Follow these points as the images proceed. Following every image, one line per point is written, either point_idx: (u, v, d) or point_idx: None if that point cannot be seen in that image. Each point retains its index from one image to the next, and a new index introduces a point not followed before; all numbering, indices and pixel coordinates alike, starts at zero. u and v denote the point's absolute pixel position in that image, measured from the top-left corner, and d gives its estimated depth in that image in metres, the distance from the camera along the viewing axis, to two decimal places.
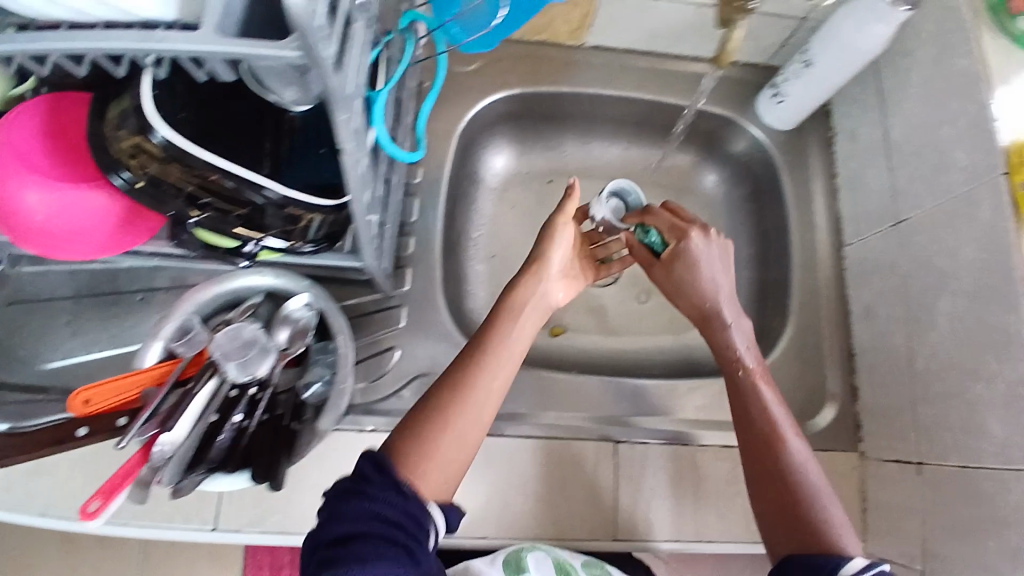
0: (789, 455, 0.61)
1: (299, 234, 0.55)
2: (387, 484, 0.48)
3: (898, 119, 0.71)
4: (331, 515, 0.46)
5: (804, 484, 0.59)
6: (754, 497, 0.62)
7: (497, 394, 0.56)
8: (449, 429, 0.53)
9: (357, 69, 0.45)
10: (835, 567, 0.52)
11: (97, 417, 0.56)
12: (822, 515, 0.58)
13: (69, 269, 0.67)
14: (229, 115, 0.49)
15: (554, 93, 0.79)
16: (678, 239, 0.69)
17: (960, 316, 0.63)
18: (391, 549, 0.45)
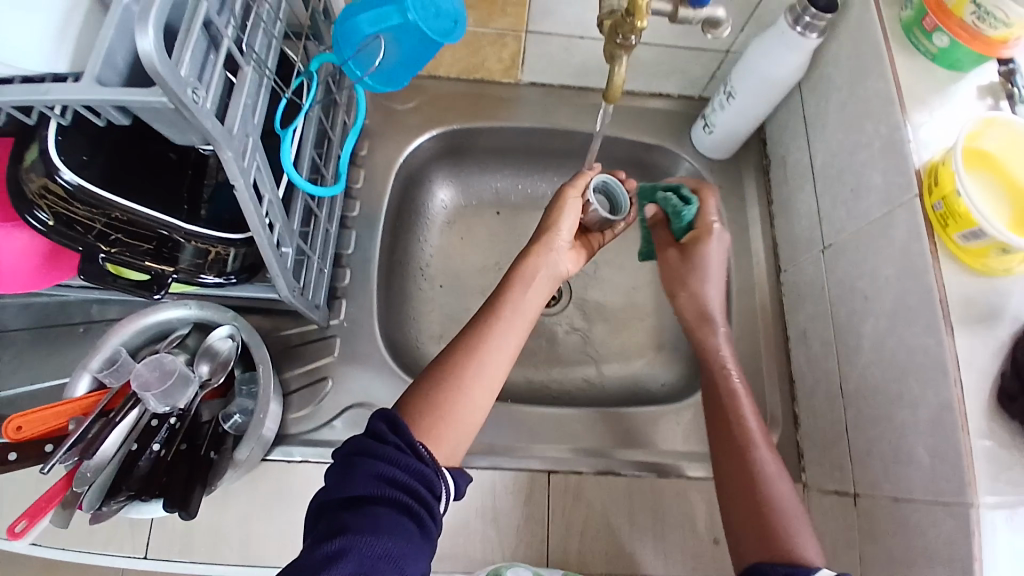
0: (758, 467, 0.60)
1: (213, 268, 0.57)
2: (401, 446, 0.53)
3: (823, 144, 0.71)
4: (345, 474, 0.51)
5: (772, 496, 0.58)
6: (725, 508, 0.60)
7: (506, 362, 0.62)
8: (464, 385, 0.60)
9: (245, 114, 0.48)
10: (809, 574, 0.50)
11: (28, 443, 0.56)
12: (792, 527, 0.56)
13: (22, 303, 0.70)
14: (135, 160, 0.52)
15: (492, 128, 0.81)
16: (704, 238, 0.72)
17: (881, 339, 0.62)
18: (405, 509, 0.49)
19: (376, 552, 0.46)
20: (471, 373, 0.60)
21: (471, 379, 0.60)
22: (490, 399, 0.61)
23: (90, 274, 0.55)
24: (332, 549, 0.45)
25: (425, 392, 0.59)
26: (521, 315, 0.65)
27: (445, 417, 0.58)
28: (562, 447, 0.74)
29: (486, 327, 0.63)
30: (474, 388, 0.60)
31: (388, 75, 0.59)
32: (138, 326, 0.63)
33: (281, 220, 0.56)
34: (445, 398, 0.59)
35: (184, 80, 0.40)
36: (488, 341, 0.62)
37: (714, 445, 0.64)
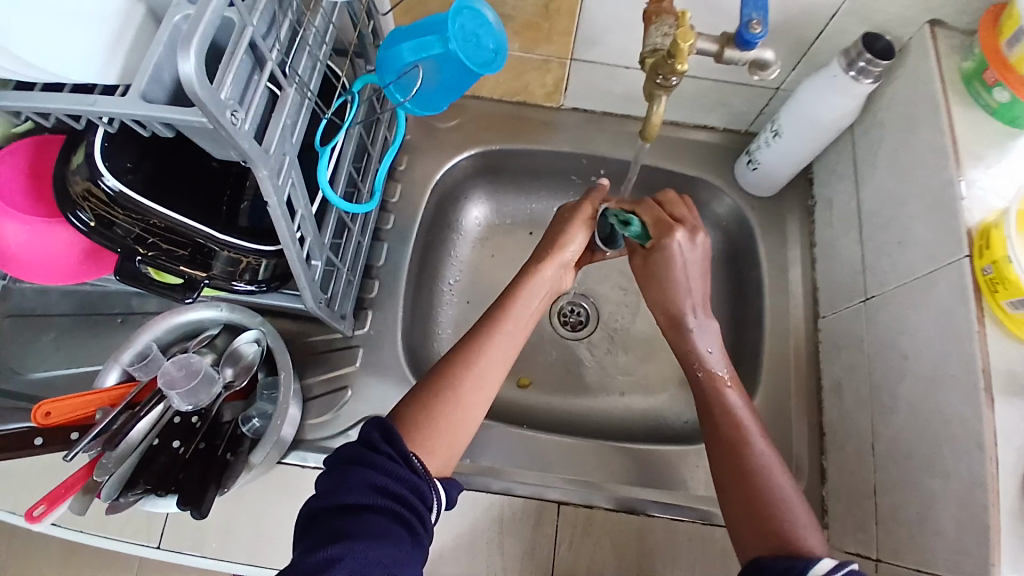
0: (755, 460, 0.60)
1: (244, 276, 0.58)
2: (394, 456, 0.54)
3: (869, 191, 0.69)
4: (338, 481, 0.52)
5: (770, 487, 0.58)
6: (723, 505, 0.60)
7: (499, 373, 0.64)
8: (459, 392, 0.61)
9: (284, 135, 0.49)
10: (803, 567, 0.49)
11: (54, 429, 0.59)
12: (791, 518, 0.56)
13: (66, 291, 0.74)
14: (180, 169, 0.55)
15: (530, 150, 0.83)
16: (660, 235, 0.67)
17: (919, 401, 0.59)
18: (397, 517, 0.50)
19: (370, 560, 0.46)
20: (466, 385, 0.62)
21: (465, 391, 0.61)
22: (482, 411, 0.62)
23: (126, 276, 0.56)
24: (328, 555, 0.46)
25: (419, 402, 0.60)
26: (516, 327, 0.66)
27: (440, 428, 0.59)
28: (575, 477, 0.73)
29: (482, 340, 0.64)
30: (469, 399, 0.61)
31: (427, 99, 0.60)
32: (170, 323, 0.65)
33: (312, 234, 0.57)
34: (439, 409, 0.60)
35: (226, 102, 0.42)
36: (484, 354, 0.63)
37: (708, 442, 0.63)
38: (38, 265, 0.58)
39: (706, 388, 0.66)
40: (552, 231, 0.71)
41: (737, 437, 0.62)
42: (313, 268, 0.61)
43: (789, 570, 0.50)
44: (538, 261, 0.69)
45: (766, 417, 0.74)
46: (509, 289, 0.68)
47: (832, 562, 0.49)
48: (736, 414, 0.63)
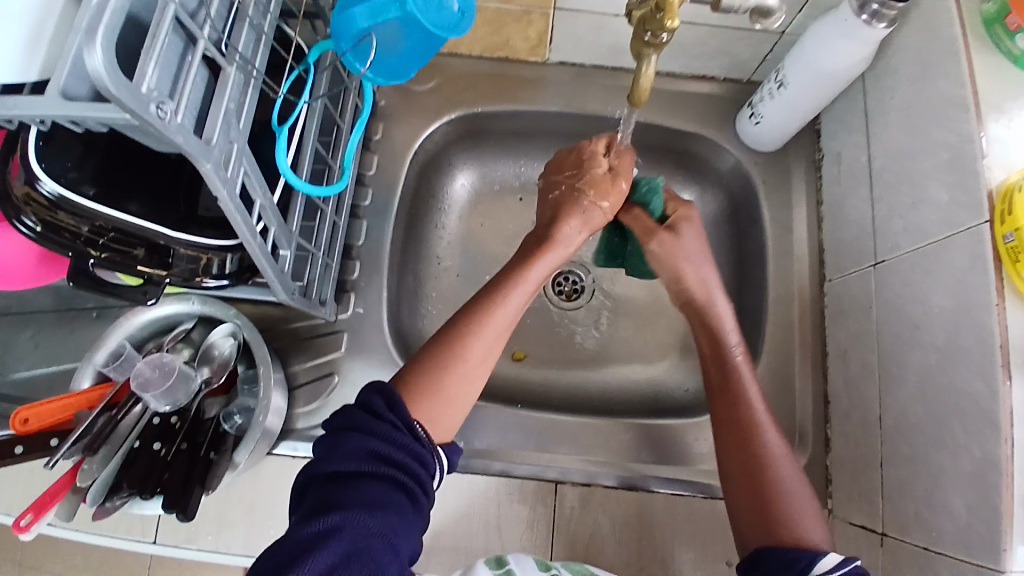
0: (764, 448, 0.57)
1: (209, 271, 0.56)
2: (397, 423, 0.49)
3: (885, 145, 0.64)
4: (333, 448, 0.47)
5: (772, 472, 0.56)
6: (728, 492, 0.57)
7: (503, 341, 0.59)
8: (464, 358, 0.55)
9: (228, 123, 0.44)
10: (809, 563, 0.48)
11: (34, 436, 0.56)
12: (796, 511, 0.53)
13: (54, 287, 0.69)
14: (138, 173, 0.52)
15: (518, 111, 0.78)
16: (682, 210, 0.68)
17: (929, 374, 0.56)
18: (399, 486, 0.46)
19: (371, 530, 0.42)
20: (475, 349, 0.56)
21: (471, 356, 0.56)
22: (482, 378, 0.57)
23: (78, 280, 0.55)
24: (325, 526, 0.41)
25: (423, 370, 0.55)
26: (528, 295, 0.60)
27: (443, 397, 0.54)
28: (573, 456, 0.71)
29: (491, 299, 0.58)
30: (475, 367, 0.56)
31: (390, 64, 0.54)
32: (138, 322, 0.62)
33: (276, 224, 0.53)
34: (444, 377, 0.54)
35: (149, 95, 0.37)
36: (494, 315, 0.57)
37: (714, 425, 0.60)
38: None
39: (720, 368, 0.62)
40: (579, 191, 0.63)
41: (747, 425, 0.58)
42: (281, 259, 0.57)
43: (791, 567, 0.49)
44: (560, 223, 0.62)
45: (769, 385, 0.71)
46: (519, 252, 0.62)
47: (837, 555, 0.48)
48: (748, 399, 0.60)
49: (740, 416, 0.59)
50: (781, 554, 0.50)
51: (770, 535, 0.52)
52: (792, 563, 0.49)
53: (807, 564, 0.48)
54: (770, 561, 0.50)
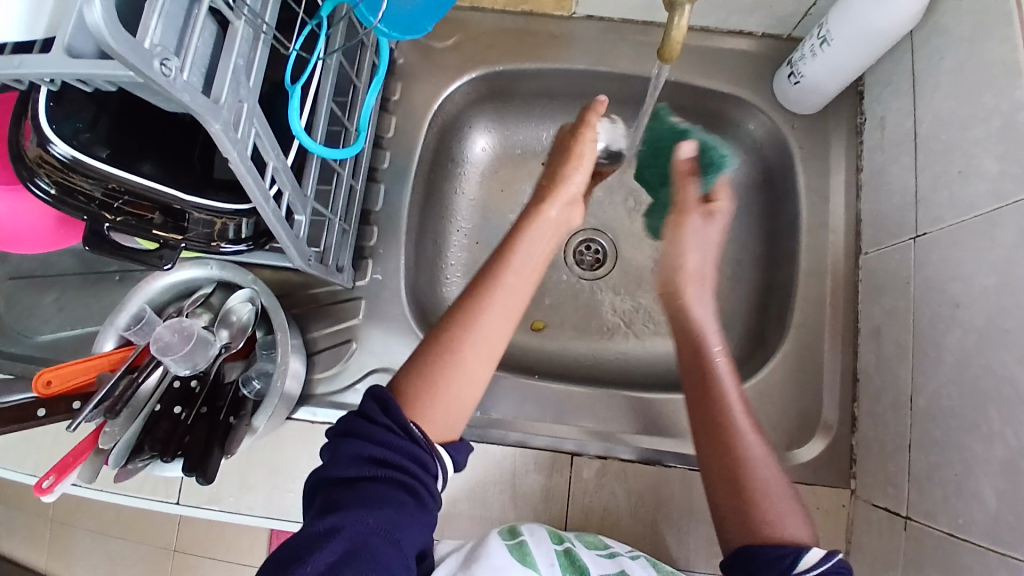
0: (746, 453, 0.53)
1: (226, 236, 0.56)
2: (392, 426, 0.47)
3: (934, 109, 0.60)
4: (333, 455, 0.47)
5: (753, 477, 0.53)
6: (709, 494, 0.55)
7: (510, 326, 0.52)
8: (459, 354, 0.50)
9: (237, 80, 0.43)
10: (792, 560, 0.48)
11: (55, 400, 0.56)
12: (777, 513, 0.51)
13: (76, 250, 0.70)
14: (152, 135, 0.52)
15: (543, 70, 0.75)
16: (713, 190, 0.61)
17: (967, 354, 0.53)
18: (399, 485, 0.45)
19: (370, 527, 0.42)
20: (469, 344, 0.51)
21: (466, 350, 0.51)
22: (490, 370, 0.52)
23: (93, 244, 0.54)
24: (324, 528, 0.42)
25: (416, 368, 0.50)
26: (526, 280, 0.53)
27: (438, 396, 0.50)
28: (589, 427, 0.70)
29: (482, 291, 0.52)
30: (473, 364, 0.51)
31: (405, 19, 0.58)
32: (156, 286, 0.62)
33: (290, 188, 0.52)
34: (437, 376, 0.50)
35: (151, 50, 0.36)
36: (490, 304, 0.51)
37: (692, 427, 0.57)
38: (17, 236, 0.58)
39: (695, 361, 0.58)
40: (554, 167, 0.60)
41: (725, 426, 0.55)
42: (296, 224, 0.57)
43: (780, 563, 0.48)
44: (540, 204, 0.56)
45: (796, 361, 0.69)
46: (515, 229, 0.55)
47: (820, 551, 0.48)
48: (725, 398, 0.56)
49: (720, 417, 0.55)
50: (766, 552, 0.49)
51: (753, 534, 0.51)
52: (777, 561, 0.48)
53: (792, 560, 0.48)
54: (758, 558, 0.49)
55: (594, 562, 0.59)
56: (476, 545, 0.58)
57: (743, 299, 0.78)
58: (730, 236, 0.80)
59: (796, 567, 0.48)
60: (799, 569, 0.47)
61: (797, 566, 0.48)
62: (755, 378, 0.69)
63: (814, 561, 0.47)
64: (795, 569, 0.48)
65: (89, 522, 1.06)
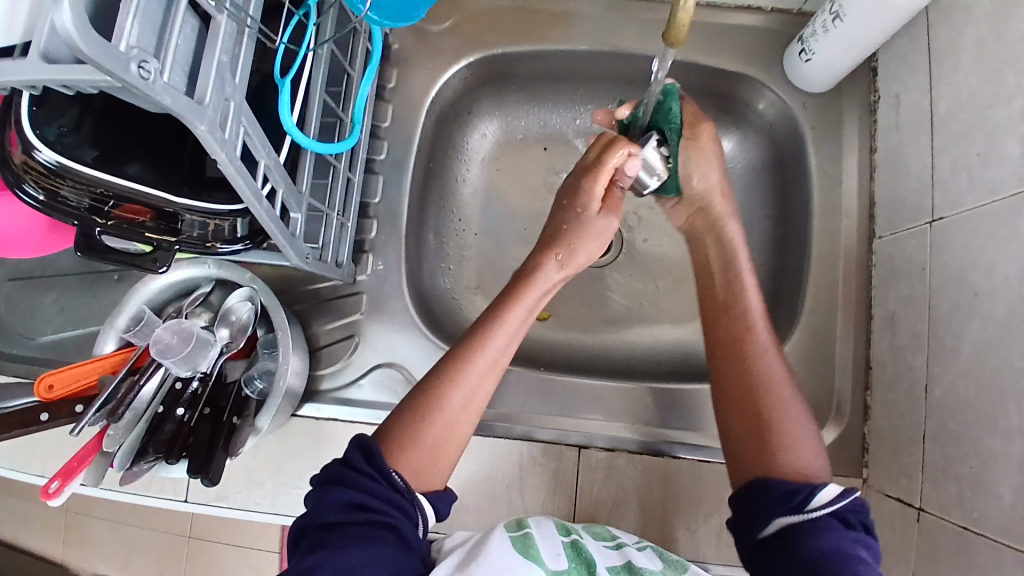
0: (763, 370, 0.55)
1: (219, 236, 0.55)
2: (374, 474, 0.48)
3: (957, 87, 0.57)
4: (316, 500, 0.48)
5: (780, 405, 0.54)
6: (721, 420, 0.56)
7: (494, 379, 0.55)
8: (445, 408, 0.53)
9: (221, 80, 0.42)
10: (805, 498, 0.48)
11: (58, 403, 0.56)
12: (793, 432, 0.52)
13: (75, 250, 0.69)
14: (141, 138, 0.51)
15: (545, 51, 0.73)
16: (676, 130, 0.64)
17: (986, 345, 0.51)
18: (383, 527, 0.46)
19: (352, 565, 0.43)
20: (454, 399, 0.53)
21: (451, 406, 0.53)
22: (470, 422, 0.54)
23: (84, 248, 0.54)
24: (306, 566, 0.44)
25: (402, 418, 0.53)
26: (511, 336, 0.56)
27: (426, 448, 0.52)
28: (595, 419, 0.69)
29: (468, 345, 0.55)
30: (458, 414, 0.53)
31: (396, 9, 0.57)
32: (152, 287, 0.61)
33: (283, 186, 0.52)
34: (423, 431, 0.52)
35: (128, 53, 0.34)
36: (475, 361, 0.54)
37: (711, 348, 0.59)
38: (12, 238, 0.58)
39: (723, 292, 0.60)
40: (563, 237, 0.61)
41: (745, 343, 0.57)
42: (292, 222, 0.56)
43: (794, 495, 0.48)
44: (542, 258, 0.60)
45: (807, 349, 0.68)
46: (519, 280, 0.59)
47: (836, 489, 0.48)
48: (753, 311, 0.59)
49: (742, 335, 0.57)
50: (781, 485, 0.49)
51: (768, 463, 0.51)
52: (791, 496, 0.48)
53: (806, 497, 0.48)
54: (768, 493, 0.49)
55: (600, 552, 0.60)
56: (481, 538, 0.57)
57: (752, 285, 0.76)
58: (738, 219, 0.78)
59: (809, 504, 0.47)
60: (813, 506, 0.47)
61: (811, 504, 0.47)
62: None
63: (830, 497, 0.47)
64: (807, 506, 0.47)
65: (106, 511, 1.08)
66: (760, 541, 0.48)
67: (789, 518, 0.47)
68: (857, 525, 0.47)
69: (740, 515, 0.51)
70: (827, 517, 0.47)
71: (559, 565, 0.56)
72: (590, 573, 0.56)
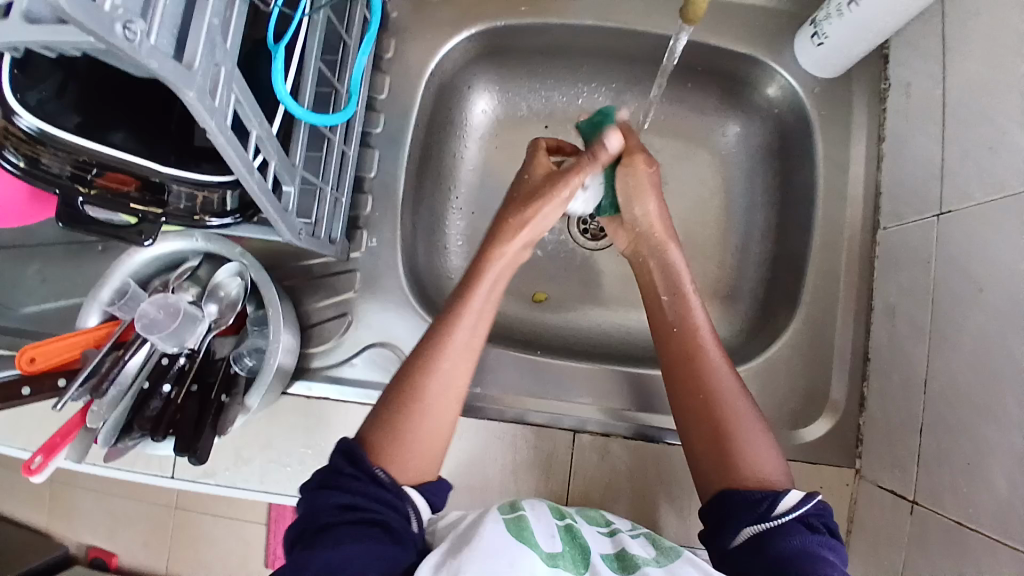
0: (718, 387, 0.55)
1: (209, 209, 0.53)
2: (360, 474, 0.48)
3: (968, 75, 0.56)
4: (305, 508, 0.47)
5: (740, 420, 0.53)
6: (682, 434, 0.55)
7: (468, 364, 0.55)
8: (422, 399, 0.52)
9: (212, 44, 0.40)
10: (770, 504, 0.48)
11: (40, 377, 0.55)
12: (750, 449, 0.52)
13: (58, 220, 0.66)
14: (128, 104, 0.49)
15: (548, 25, 0.70)
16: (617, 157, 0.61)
17: (987, 339, 0.51)
18: (370, 524, 0.45)
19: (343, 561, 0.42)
20: (431, 389, 0.52)
21: (429, 397, 0.52)
22: (454, 408, 0.54)
23: (68, 220, 0.52)
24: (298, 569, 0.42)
25: (382, 415, 0.52)
26: (479, 319, 0.56)
27: (409, 440, 0.51)
28: (589, 404, 0.69)
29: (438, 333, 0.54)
30: (437, 405, 0.53)
31: None
32: (137, 260, 0.59)
33: (276, 158, 0.50)
34: (405, 424, 0.51)
35: (113, 12, 0.32)
36: (447, 348, 0.54)
37: (665, 368, 0.58)
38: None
39: (672, 316, 0.59)
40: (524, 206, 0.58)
41: (696, 360, 0.56)
42: (285, 195, 0.54)
43: (756, 505, 0.48)
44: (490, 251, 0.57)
45: (806, 339, 0.67)
46: (470, 274, 0.57)
47: (799, 493, 0.48)
48: (700, 334, 0.58)
49: (692, 353, 0.56)
50: (744, 496, 0.49)
51: (733, 476, 0.51)
52: (755, 506, 0.48)
53: (770, 504, 0.48)
54: (733, 504, 0.49)
55: (594, 539, 0.59)
56: (474, 520, 0.57)
57: (752, 272, 0.75)
58: (741, 204, 0.76)
59: (773, 511, 0.47)
60: (777, 513, 0.47)
61: (776, 509, 0.47)
62: (762, 356, 0.67)
63: (792, 503, 0.47)
64: (772, 513, 0.47)
65: (93, 483, 1.07)
66: (732, 551, 0.48)
67: (753, 527, 0.47)
68: (823, 528, 0.47)
69: (713, 528, 0.50)
70: (793, 521, 0.47)
71: (554, 547, 0.55)
72: (583, 559, 0.55)
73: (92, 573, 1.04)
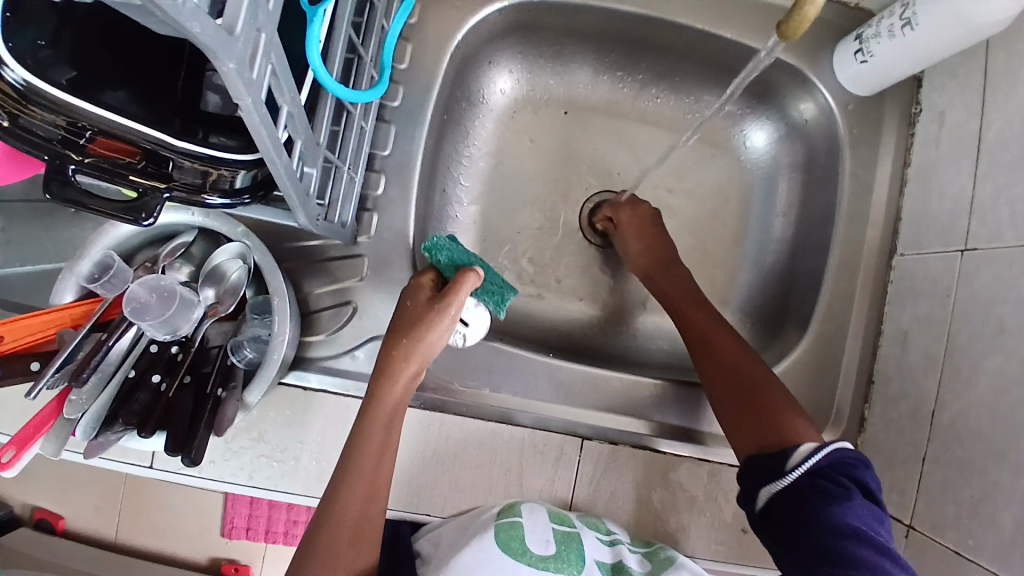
0: (740, 350, 0.59)
1: (219, 187, 0.46)
2: None
3: (1012, 115, 0.55)
4: None
5: (767, 375, 0.56)
6: (716, 393, 0.57)
7: (376, 503, 0.51)
8: (333, 546, 0.49)
9: (255, 5, 0.34)
10: (784, 459, 0.50)
11: (8, 358, 0.49)
12: (781, 392, 0.55)
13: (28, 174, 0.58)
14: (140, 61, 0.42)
15: (585, 8, 0.66)
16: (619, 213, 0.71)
17: (1005, 381, 0.52)
18: None
19: None
20: (342, 536, 0.49)
21: (338, 545, 0.49)
22: (371, 546, 0.51)
23: (56, 191, 0.44)
24: None
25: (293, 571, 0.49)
26: (380, 451, 0.51)
27: None
28: (596, 409, 0.67)
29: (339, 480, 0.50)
30: (349, 548, 0.49)
31: None
32: (123, 232, 0.53)
33: (303, 137, 0.44)
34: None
35: None
36: (351, 493, 0.50)
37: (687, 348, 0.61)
38: None
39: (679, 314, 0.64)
40: (408, 338, 0.51)
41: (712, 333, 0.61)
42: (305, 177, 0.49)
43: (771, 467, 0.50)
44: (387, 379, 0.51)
45: (815, 357, 0.67)
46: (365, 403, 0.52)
47: (812, 445, 0.50)
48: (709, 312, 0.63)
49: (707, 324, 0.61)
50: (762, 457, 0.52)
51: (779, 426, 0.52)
52: (769, 467, 0.50)
53: (785, 459, 0.50)
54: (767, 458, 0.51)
55: (595, 544, 0.60)
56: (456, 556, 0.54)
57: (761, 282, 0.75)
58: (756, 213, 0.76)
59: (787, 466, 0.50)
60: (791, 467, 0.49)
61: (789, 466, 0.49)
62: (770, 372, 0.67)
63: (806, 455, 0.49)
64: (787, 468, 0.50)
65: None
66: (758, 515, 0.51)
67: (768, 488, 0.50)
68: (851, 484, 0.48)
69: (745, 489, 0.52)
70: (805, 477, 0.49)
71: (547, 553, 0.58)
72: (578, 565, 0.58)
73: (40, 538, 0.97)
